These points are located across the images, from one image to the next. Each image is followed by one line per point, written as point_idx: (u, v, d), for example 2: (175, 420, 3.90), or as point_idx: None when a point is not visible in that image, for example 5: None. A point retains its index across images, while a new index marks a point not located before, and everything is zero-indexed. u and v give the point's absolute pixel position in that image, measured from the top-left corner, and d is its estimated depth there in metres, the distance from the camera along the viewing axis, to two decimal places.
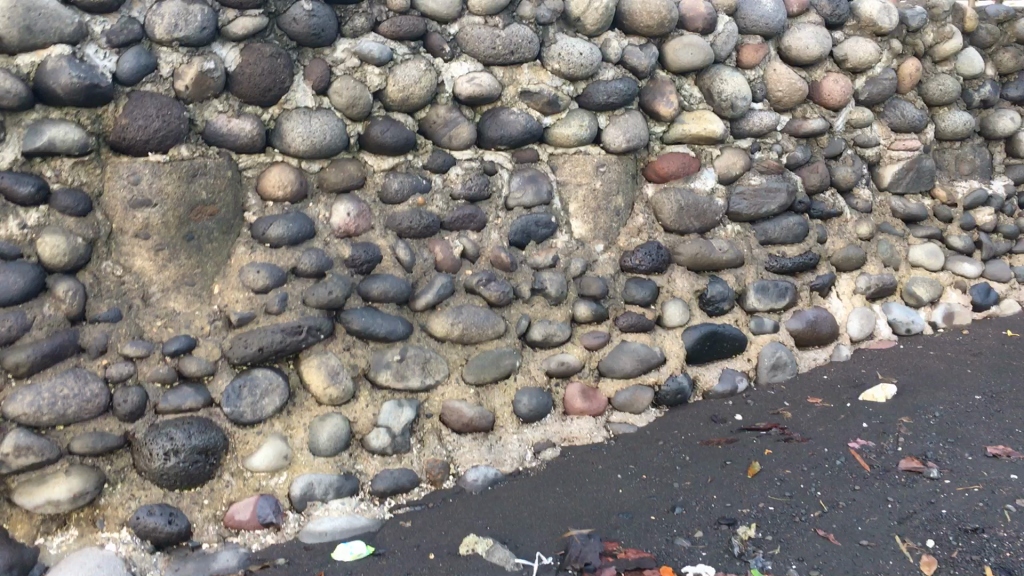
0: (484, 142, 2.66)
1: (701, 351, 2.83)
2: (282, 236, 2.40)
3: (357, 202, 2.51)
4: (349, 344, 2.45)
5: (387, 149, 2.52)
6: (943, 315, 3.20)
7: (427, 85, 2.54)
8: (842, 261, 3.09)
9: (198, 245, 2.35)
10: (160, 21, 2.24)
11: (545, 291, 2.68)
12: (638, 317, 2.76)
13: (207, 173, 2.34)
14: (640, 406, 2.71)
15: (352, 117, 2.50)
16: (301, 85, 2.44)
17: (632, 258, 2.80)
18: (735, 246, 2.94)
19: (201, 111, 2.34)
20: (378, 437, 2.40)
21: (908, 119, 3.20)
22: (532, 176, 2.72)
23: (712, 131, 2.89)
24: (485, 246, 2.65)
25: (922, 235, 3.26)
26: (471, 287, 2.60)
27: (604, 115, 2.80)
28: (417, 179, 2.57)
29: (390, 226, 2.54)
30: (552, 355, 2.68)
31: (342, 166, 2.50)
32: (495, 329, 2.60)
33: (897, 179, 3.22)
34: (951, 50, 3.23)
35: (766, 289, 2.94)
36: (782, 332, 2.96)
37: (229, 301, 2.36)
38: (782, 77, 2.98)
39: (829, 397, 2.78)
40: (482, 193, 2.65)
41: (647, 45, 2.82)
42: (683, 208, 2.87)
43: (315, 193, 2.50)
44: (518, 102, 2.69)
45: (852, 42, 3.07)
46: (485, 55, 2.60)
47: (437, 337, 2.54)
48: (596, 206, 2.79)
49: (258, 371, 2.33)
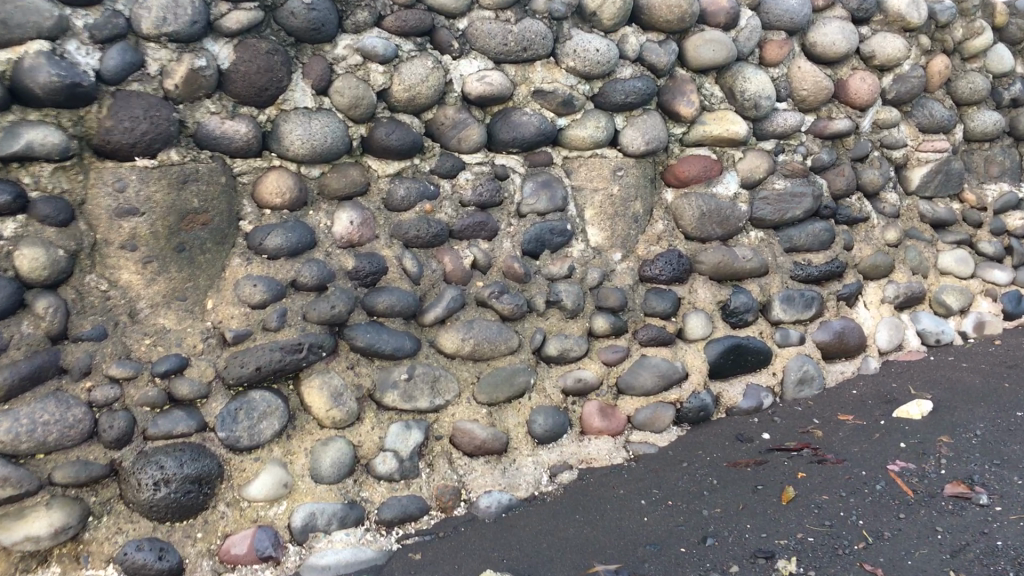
0: (495, 144, 2.49)
1: (725, 366, 2.66)
2: (281, 247, 2.23)
3: (360, 210, 2.34)
4: (354, 363, 2.29)
5: (392, 152, 2.36)
6: (973, 325, 3.05)
7: (434, 84, 2.38)
8: (870, 270, 2.94)
9: (190, 257, 2.18)
10: (148, 14, 2.06)
11: (561, 303, 2.52)
12: (658, 330, 2.60)
13: (199, 179, 2.17)
14: (661, 425, 2.56)
15: (355, 119, 2.33)
16: (300, 84, 2.27)
17: (651, 267, 2.65)
18: (760, 254, 2.78)
19: (192, 112, 2.17)
20: (384, 462, 2.23)
21: (936, 119, 3.05)
22: (546, 181, 2.55)
23: (734, 133, 2.73)
24: (497, 255, 2.49)
25: (951, 240, 3.11)
26: (482, 300, 2.43)
27: (621, 115, 2.64)
28: (424, 185, 2.41)
29: (395, 234, 2.38)
30: (568, 371, 2.52)
31: (344, 171, 2.33)
32: (508, 344, 2.44)
33: (925, 182, 3.07)
34: (981, 46, 3.09)
35: (791, 299, 2.79)
36: (808, 344, 2.80)
37: (224, 317, 2.20)
38: (807, 76, 2.83)
39: (860, 413, 2.61)
40: (493, 199, 2.48)
41: (667, 41, 2.65)
42: (705, 214, 2.71)
43: (315, 200, 2.33)
44: (532, 101, 2.53)
45: (879, 38, 2.93)
46: (497, 52, 2.44)
47: (446, 353, 2.38)
48: (613, 212, 2.63)
49: (255, 393, 2.17)
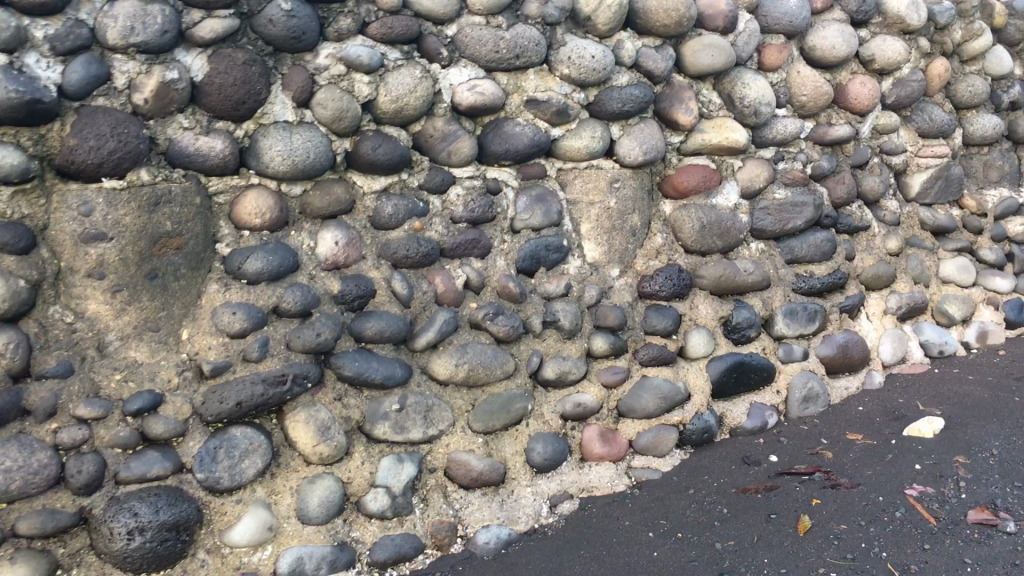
0: (486, 157, 2.36)
1: (728, 385, 2.55)
2: (262, 271, 2.08)
3: (345, 229, 2.20)
4: (341, 394, 2.14)
5: (378, 167, 2.22)
6: (976, 335, 2.97)
7: (423, 94, 2.24)
8: (872, 280, 2.84)
9: (163, 283, 2.02)
10: (114, 23, 1.91)
11: (558, 323, 2.39)
12: (659, 349, 2.49)
13: (172, 201, 2.01)
14: (664, 448, 2.43)
15: (338, 132, 2.18)
16: (280, 96, 2.12)
17: (651, 283, 2.52)
18: (761, 267, 2.67)
19: (163, 128, 2.01)
20: (376, 499, 2.09)
21: (936, 124, 2.97)
22: (540, 195, 2.43)
23: (733, 141, 2.63)
24: (491, 274, 2.35)
25: (952, 248, 3.02)
26: (476, 323, 2.30)
27: (617, 124, 2.52)
28: (413, 201, 2.27)
29: (383, 255, 2.23)
30: (567, 395, 2.38)
31: (327, 188, 2.18)
32: (504, 369, 2.30)
33: (925, 189, 2.99)
34: (980, 48, 3.01)
35: (794, 312, 2.68)
36: (812, 359, 2.70)
37: (200, 348, 2.04)
38: (806, 80, 2.73)
39: (870, 432, 2.51)
40: (485, 215, 2.35)
41: (664, 47, 2.54)
42: (705, 226, 2.59)
43: (297, 220, 2.18)
44: (524, 111, 2.40)
45: (879, 41, 2.82)
46: (488, 59, 2.30)
47: (439, 380, 2.24)
48: (610, 226, 2.50)
49: (235, 429, 2.01)
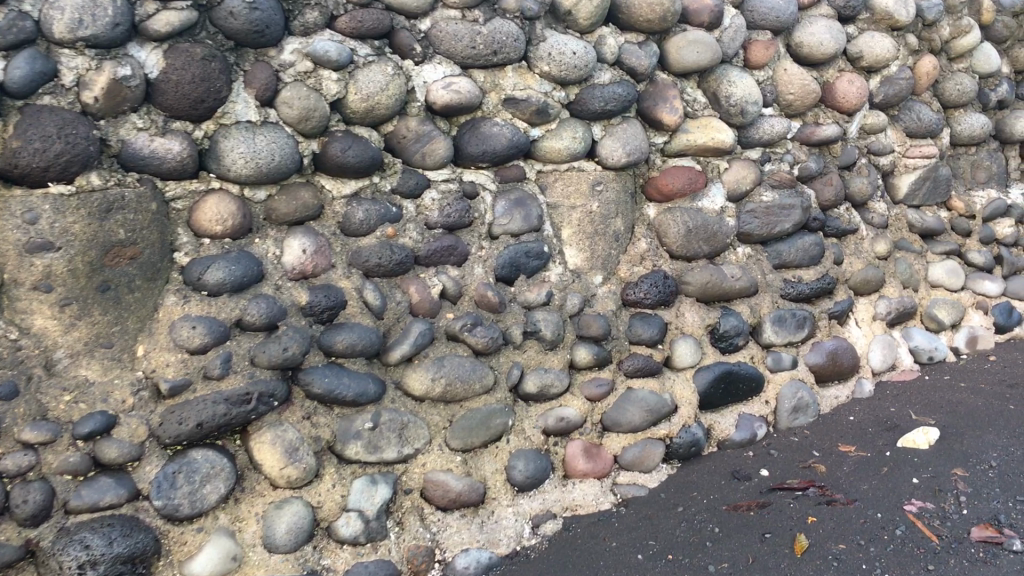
0: (462, 159, 2.24)
1: (715, 396, 2.45)
2: (223, 282, 1.94)
3: (314, 236, 2.07)
4: (310, 412, 2.00)
5: (348, 170, 2.09)
6: (966, 340, 2.88)
7: (395, 92, 2.12)
8: (861, 285, 2.75)
9: (116, 296, 1.88)
10: (60, 15, 1.77)
11: (540, 333, 2.27)
12: (644, 360, 2.37)
13: (125, 207, 1.87)
14: (650, 463, 2.32)
15: (305, 133, 2.05)
16: (242, 94, 1.99)
17: (635, 290, 2.41)
18: (749, 273, 2.57)
19: (115, 128, 1.87)
20: (348, 524, 1.95)
21: (924, 124, 2.89)
22: (519, 199, 2.31)
23: (719, 141, 2.52)
24: (468, 282, 2.23)
25: (940, 251, 2.95)
26: (453, 334, 2.17)
27: (599, 124, 2.41)
28: (386, 206, 2.14)
29: (354, 263, 2.10)
30: (549, 410, 2.26)
31: (294, 193, 2.05)
32: (483, 382, 2.18)
33: (913, 190, 2.91)
34: (968, 45, 2.93)
35: (783, 319, 2.58)
36: (801, 367, 2.60)
37: (158, 365, 1.89)
38: (793, 78, 2.63)
39: (863, 443, 2.41)
40: (462, 220, 2.22)
41: (647, 43, 2.43)
42: (691, 231, 2.49)
43: (262, 226, 2.04)
44: (502, 111, 2.28)
45: (867, 38, 2.74)
46: (464, 55, 2.18)
47: (415, 396, 2.11)
48: (593, 231, 2.39)
49: (195, 452, 1.87)
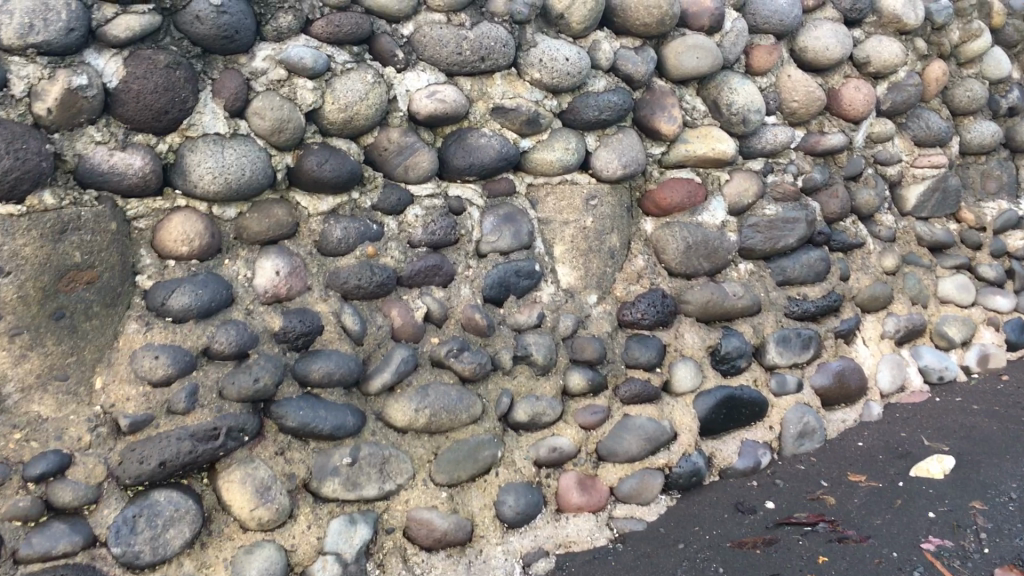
0: (448, 172, 2.10)
1: (717, 421, 2.31)
2: (189, 308, 1.79)
3: (288, 257, 1.92)
4: (284, 447, 1.85)
5: (325, 185, 1.94)
6: (977, 359, 2.76)
7: (376, 102, 1.98)
8: (868, 301, 2.61)
9: (72, 324, 1.73)
10: (8, 20, 1.61)
11: (530, 358, 2.13)
12: (642, 385, 2.23)
13: (82, 227, 1.72)
14: (648, 495, 2.18)
15: (279, 146, 1.90)
16: (210, 104, 1.84)
17: (632, 310, 2.27)
18: (751, 290, 2.43)
19: (71, 142, 1.72)
20: (324, 569, 1.81)
21: (932, 132, 2.76)
22: (508, 214, 2.17)
23: (721, 152, 2.38)
24: (454, 305, 2.08)
25: (950, 265, 2.82)
26: (438, 360, 2.03)
27: (593, 134, 2.27)
28: (365, 224, 2.00)
29: (331, 285, 1.96)
30: (541, 439, 2.12)
31: (267, 210, 1.91)
32: (471, 412, 2.03)
33: (921, 202, 2.78)
34: (978, 50, 2.81)
35: (788, 340, 2.45)
36: (807, 391, 2.46)
37: (117, 400, 1.74)
38: (797, 85, 2.50)
39: (873, 473, 2.28)
40: (448, 237, 2.08)
41: (644, 48, 2.30)
42: (691, 247, 2.35)
43: (232, 246, 1.90)
44: (490, 121, 2.14)
45: (875, 42, 2.61)
46: (450, 62, 2.04)
47: (397, 428, 1.97)
48: (587, 248, 2.25)
49: (158, 493, 1.72)
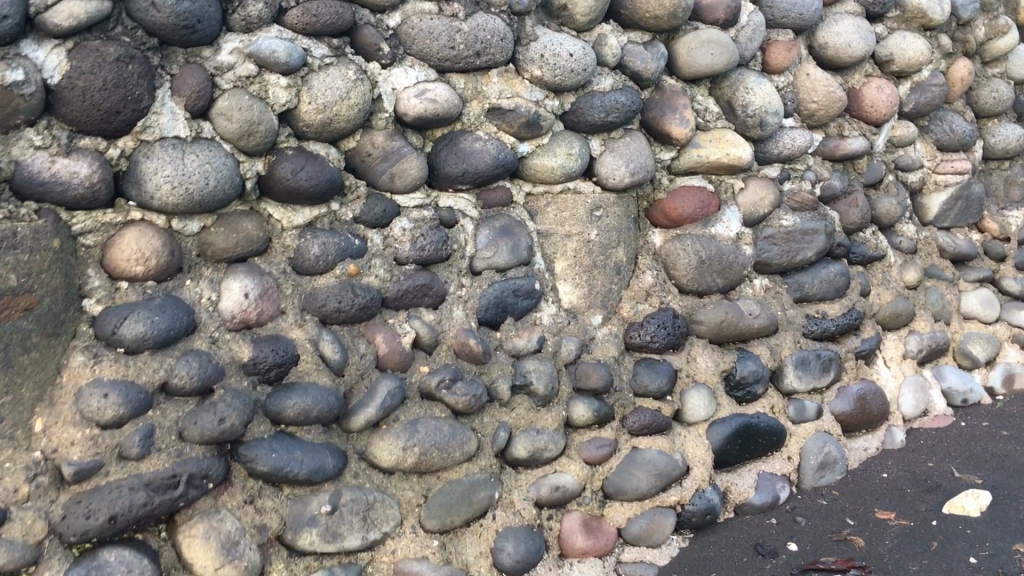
0: (439, 180, 1.88)
1: (732, 452, 2.11)
2: (145, 337, 1.55)
3: (258, 277, 1.70)
4: (254, 495, 1.62)
5: (300, 196, 1.72)
6: (1002, 379, 2.58)
7: (358, 101, 1.75)
8: (890, 318, 2.43)
9: (6, 357, 1.47)
10: None
11: (530, 388, 1.91)
12: (652, 415, 2.02)
13: (17, 246, 1.46)
14: (659, 537, 1.97)
15: (247, 151, 1.67)
16: (168, 102, 1.60)
17: (640, 332, 2.07)
18: (768, 308, 2.23)
19: (6, 147, 1.48)
20: None
21: (956, 136, 2.58)
22: (505, 227, 1.95)
23: (736, 158, 2.17)
24: (446, 329, 1.87)
25: (972, 278, 2.64)
26: (428, 392, 1.81)
27: (597, 138, 2.06)
28: (346, 239, 1.78)
29: (308, 308, 1.74)
30: (542, 477, 1.91)
31: (235, 224, 1.68)
32: (465, 449, 1.82)
33: (944, 211, 2.59)
34: (1005, 48, 2.63)
35: (807, 362, 2.25)
36: (826, 417, 2.27)
37: (60, 444, 1.50)
38: (817, 84, 2.30)
39: (904, 510, 2.09)
40: (439, 253, 1.86)
41: (654, 43, 2.08)
42: (704, 262, 2.14)
43: (194, 265, 1.67)
44: (486, 122, 1.92)
45: (898, 39, 2.42)
46: (442, 57, 1.83)
47: (382, 469, 1.75)
48: (591, 264, 2.04)
49: (106, 551, 1.47)
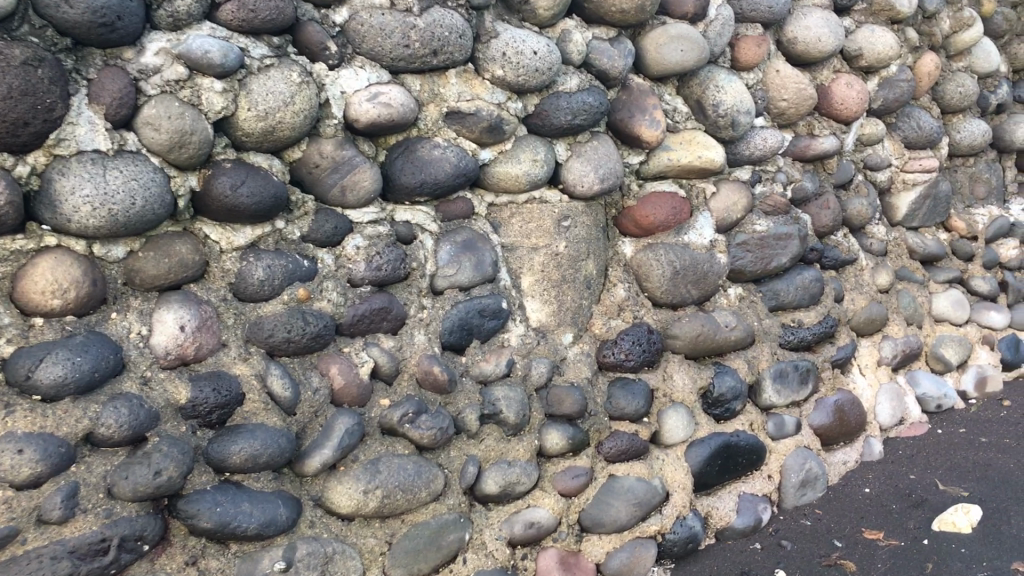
0: (394, 192, 1.72)
1: (712, 474, 1.98)
2: (64, 381, 1.33)
3: (196, 307, 1.50)
4: (197, 554, 1.43)
5: (241, 214, 1.53)
6: (975, 382, 2.50)
7: (305, 106, 1.57)
8: (864, 324, 2.33)
9: None
10: None
11: (500, 417, 1.75)
12: (629, 439, 1.88)
13: None
14: (640, 570, 1.83)
15: (178, 164, 1.48)
16: (85, 111, 1.39)
17: (614, 351, 1.93)
18: (744, 320, 2.11)
19: None
20: None
21: (924, 133, 2.49)
22: (467, 241, 1.79)
23: (709, 160, 2.05)
24: (407, 356, 1.70)
25: (942, 279, 2.56)
26: (390, 428, 1.64)
27: (563, 142, 1.90)
28: (294, 260, 1.60)
29: (253, 339, 1.55)
30: (515, 513, 1.75)
31: (166, 248, 1.48)
32: (431, 489, 1.65)
33: (913, 211, 2.51)
34: (970, 41, 2.56)
35: (784, 374, 2.13)
36: (805, 431, 2.15)
37: None
38: (787, 81, 2.19)
39: (893, 529, 1.98)
40: (397, 273, 1.69)
41: (620, 39, 1.94)
42: (678, 272, 2.01)
43: (121, 294, 1.46)
44: (444, 128, 1.76)
45: (867, 33, 2.32)
46: (396, 56, 1.66)
47: (341, 515, 1.57)
48: (560, 278, 1.89)
49: None
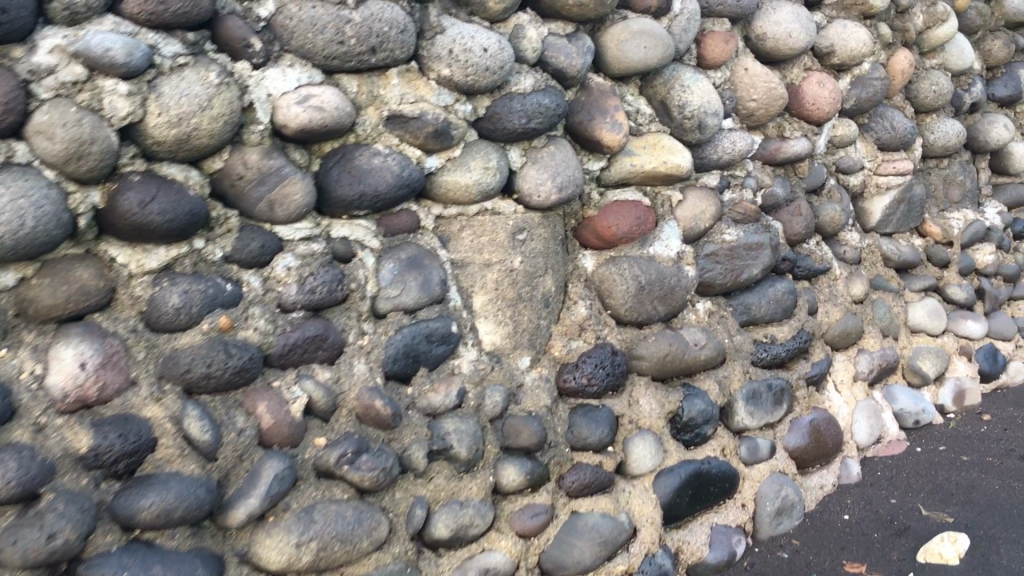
0: (329, 205, 1.54)
1: (682, 506, 1.83)
2: None
3: (100, 341, 1.31)
4: None
5: (152, 233, 1.34)
6: (953, 396, 2.38)
7: (224, 111, 1.39)
8: (839, 338, 2.20)
9: None
10: None
11: (451, 453, 1.59)
12: (593, 471, 1.73)
13: None
14: None
15: (77, 178, 1.29)
16: None
17: (575, 375, 1.77)
18: (714, 337, 1.97)
19: None
20: None
21: (898, 133, 2.37)
22: (412, 259, 1.62)
23: (675, 165, 1.90)
24: (346, 389, 1.52)
25: (918, 288, 2.44)
26: (327, 470, 1.46)
27: (517, 147, 1.74)
28: (215, 284, 1.41)
29: (167, 376, 1.36)
30: (468, 559, 1.59)
31: (65, 273, 1.29)
32: (374, 537, 1.48)
33: (887, 216, 2.39)
34: (944, 37, 2.44)
35: (758, 395, 1.99)
36: (780, 455, 2.01)
37: None
38: (756, 81, 2.05)
39: (876, 561, 1.85)
40: (333, 295, 1.52)
41: (578, 35, 1.78)
42: (644, 288, 1.86)
43: (12, 328, 1.27)
44: (386, 133, 1.58)
45: (838, 28, 2.20)
46: (329, 54, 1.48)
47: (270, 572, 1.39)
48: (515, 297, 1.73)
49: None
